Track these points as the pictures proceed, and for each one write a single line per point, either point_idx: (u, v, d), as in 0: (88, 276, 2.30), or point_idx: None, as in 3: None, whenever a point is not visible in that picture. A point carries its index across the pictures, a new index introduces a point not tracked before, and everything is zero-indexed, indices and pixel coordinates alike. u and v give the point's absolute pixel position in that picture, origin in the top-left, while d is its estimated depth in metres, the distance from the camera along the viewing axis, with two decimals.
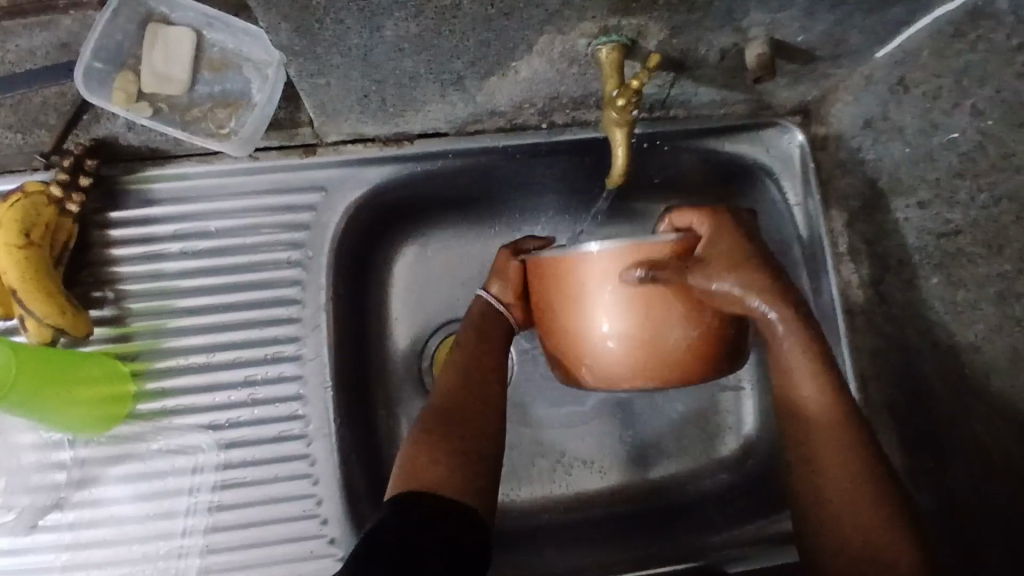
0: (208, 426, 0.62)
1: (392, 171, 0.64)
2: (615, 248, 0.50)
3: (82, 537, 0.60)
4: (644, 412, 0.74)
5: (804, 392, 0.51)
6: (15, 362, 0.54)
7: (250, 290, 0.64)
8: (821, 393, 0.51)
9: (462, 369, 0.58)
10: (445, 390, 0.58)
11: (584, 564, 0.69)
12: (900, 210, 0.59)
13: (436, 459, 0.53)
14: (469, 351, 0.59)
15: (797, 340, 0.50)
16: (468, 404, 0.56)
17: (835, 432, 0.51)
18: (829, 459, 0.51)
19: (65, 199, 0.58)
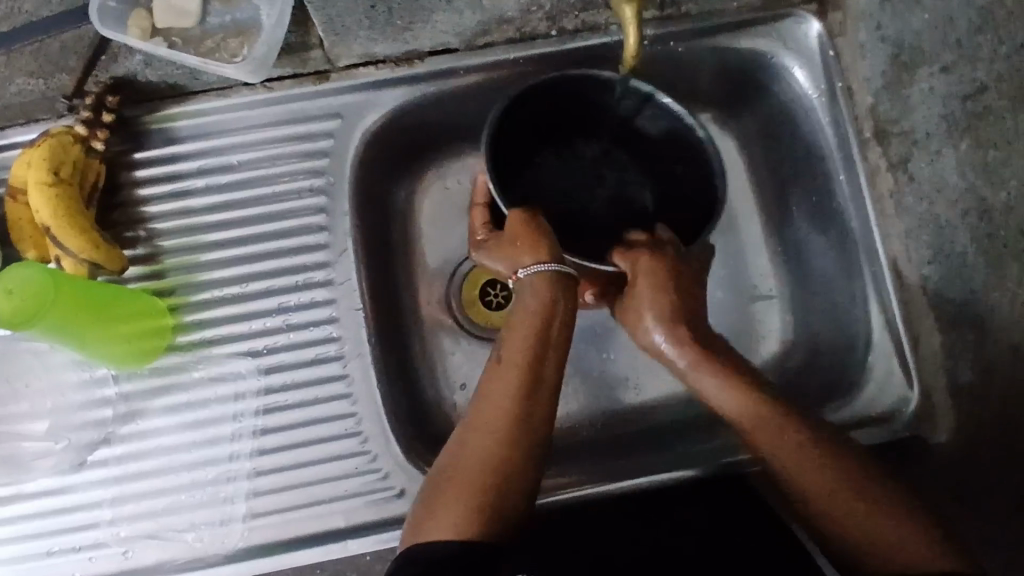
0: (247, 353, 0.63)
1: (404, 93, 0.65)
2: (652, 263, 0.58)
3: (130, 470, 0.61)
4: None
5: (730, 406, 0.56)
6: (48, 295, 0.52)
7: (276, 221, 0.65)
8: (738, 401, 0.55)
9: (518, 371, 0.53)
10: (494, 393, 0.53)
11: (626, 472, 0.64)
12: (924, 80, 0.58)
13: (498, 472, 0.50)
14: (522, 350, 0.53)
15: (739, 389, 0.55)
16: (518, 410, 0.52)
17: (816, 451, 0.53)
18: (804, 461, 0.53)
19: (91, 137, 0.59)
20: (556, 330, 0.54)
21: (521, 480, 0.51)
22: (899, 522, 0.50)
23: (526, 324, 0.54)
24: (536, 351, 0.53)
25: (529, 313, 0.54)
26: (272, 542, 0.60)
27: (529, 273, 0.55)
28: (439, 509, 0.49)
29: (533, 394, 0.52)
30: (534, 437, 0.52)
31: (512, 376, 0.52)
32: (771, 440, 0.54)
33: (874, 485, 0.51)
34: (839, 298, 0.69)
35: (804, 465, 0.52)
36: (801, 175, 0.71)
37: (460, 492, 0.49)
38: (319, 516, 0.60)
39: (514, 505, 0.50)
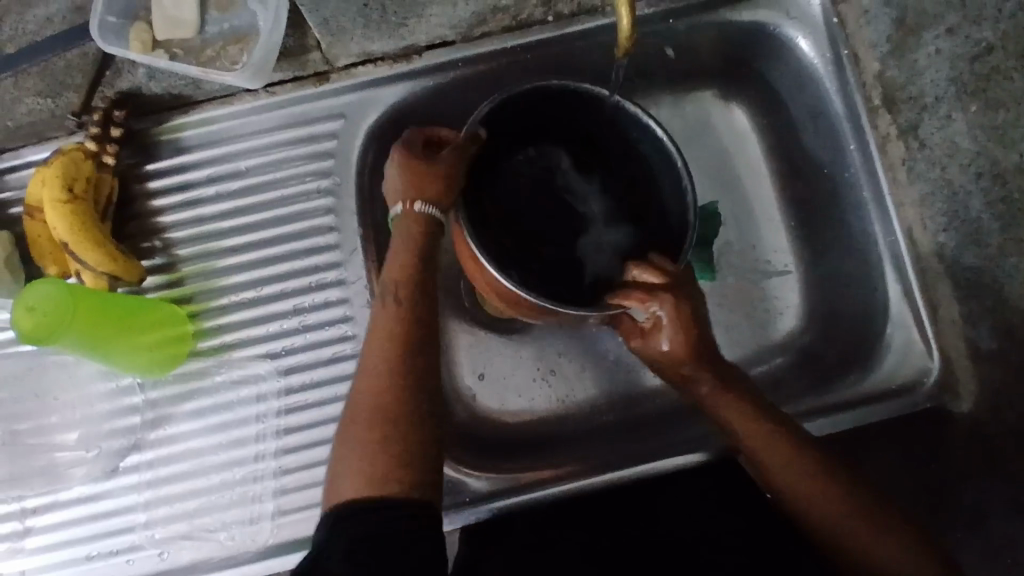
0: (265, 356, 0.64)
1: (408, 88, 0.65)
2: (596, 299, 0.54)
3: (161, 474, 0.62)
4: None
5: (783, 469, 0.54)
6: (64, 318, 0.54)
7: (286, 224, 0.66)
8: (778, 454, 0.55)
9: (389, 341, 0.53)
10: (371, 364, 0.53)
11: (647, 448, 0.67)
12: (929, 42, 0.57)
13: (383, 443, 0.50)
14: (379, 327, 0.54)
15: (725, 399, 0.57)
16: (401, 381, 0.52)
17: (811, 465, 0.54)
18: (807, 483, 0.54)
19: (101, 152, 0.60)
20: (417, 295, 0.56)
21: (407, 443, 0.50)
22: (886, 531, 0.52)
23: (383, 290, 0.55)
24: (412, 317, 0.55)
25: (392, 286, 0.55)
26: (300, 538, 0.61)
27: (416, 211, 0.55)
28: (330, 485, 0.50)
29: (409, 360, 0.53)
30: (420, 401, 0.52)
31: (387, 345, 0.53)
32: (796, 481, 0.54)
33: (846, 481, 0.54)
34: (855, 269, 0.68)
35: (796, 479, 0.54)
36: (813, 147, 0.70)
37: (353, 464, 0.50)
38: None
39: (417, 468, 0.50)
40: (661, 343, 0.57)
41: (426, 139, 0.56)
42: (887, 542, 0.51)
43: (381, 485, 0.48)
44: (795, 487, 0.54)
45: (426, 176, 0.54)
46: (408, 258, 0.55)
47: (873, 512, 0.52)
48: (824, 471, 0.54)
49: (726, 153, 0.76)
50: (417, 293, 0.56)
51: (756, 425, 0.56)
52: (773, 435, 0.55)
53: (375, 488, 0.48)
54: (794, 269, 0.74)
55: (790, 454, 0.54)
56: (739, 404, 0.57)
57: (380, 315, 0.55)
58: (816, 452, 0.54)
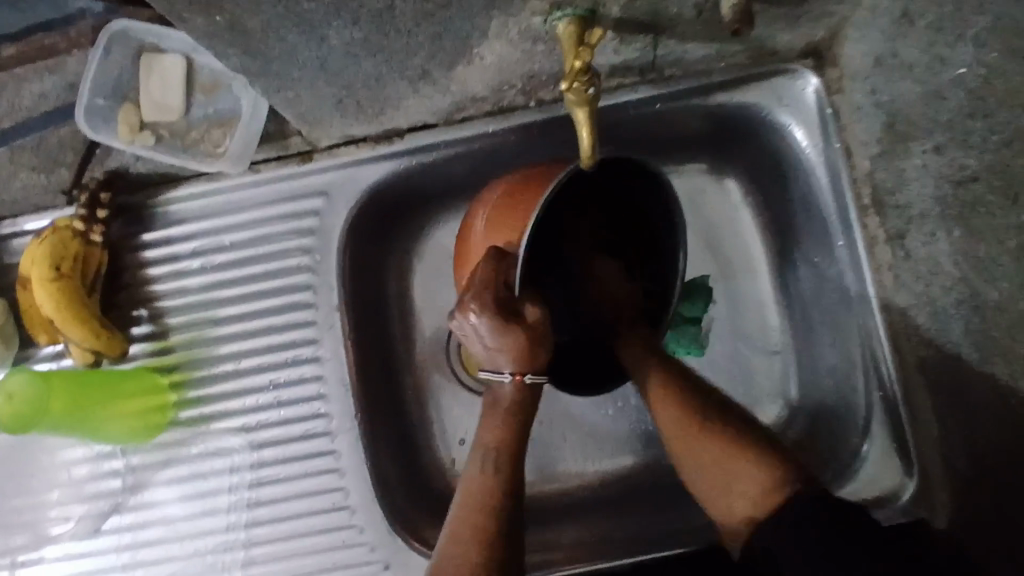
0: (240, 429, 0.66)
1: (389, 167, 0.65)
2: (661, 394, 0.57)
3: (137, 538, 0.65)
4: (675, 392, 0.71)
5: (678, 437, 0.56)
6: (39, 408, 0.58)
7: (269, 298, 0.67)
8: (707, 476, 0.54)
9: (485, 483, 0.52)
10: (466, 512, 0.51)
11: (622, 533, 0.66)
12: (918, 155, 0.55)
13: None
14: (473, 489, 0.52)
15: (668, 402, 0.57)
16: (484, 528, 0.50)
17: (716, 446, 0.54)
18: (710, 466, 0.54)
19: (89, 232, 0.63)
20: (513, 444, 0.54)
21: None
22: (759, 482, 0.51)
23: (469, 481, 0.53)
24: (503, 462, 0.53)
25: (485, 431, 0.55)
26: None
27: (532, 380, 0.54)
28: None
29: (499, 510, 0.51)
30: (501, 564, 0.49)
31: (481, 497, 0.52)
32: (699, 448, 0.54)
33: (757, 461, 0.52)
34: (840, 365, 0.65)
35: (723, 466, 0.53)
36: (805, 235, 0.67)
37: None
38: None
39: None
40: (647, 379, 0.58)
41: (499, 298, 0.51)
42: (754, 486, 0.51)
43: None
44: (713, 486, 0.54)
45: (533, 339, 0.52)
46: (512, 420, 0.54)
47: (760, 464, 0.52)
48: (733, 445, 0.53)
49: (718, 227, 0.73)
50: (509, 451, 0.54)
51: (663, 391, 0.57)
52: (714, 445, 0.54)
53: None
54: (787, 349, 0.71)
55: (699, 430, 0.55)
56: (677, 408, 0.57)
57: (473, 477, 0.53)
58: (724, 424, 0.55)
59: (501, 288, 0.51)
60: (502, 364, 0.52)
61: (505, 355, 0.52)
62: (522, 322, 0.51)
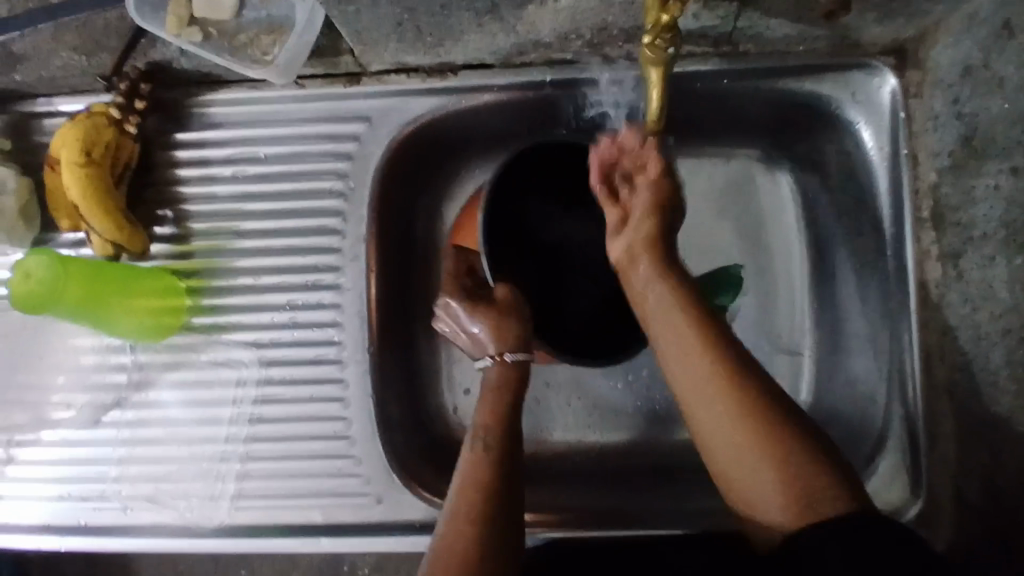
0: (251, 343, 0.65)
1: (438, 103, 0.63)
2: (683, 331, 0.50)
3: (136, 435, 0.65)
4: None
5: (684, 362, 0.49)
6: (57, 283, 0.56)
7: (295, 217, 0.66)
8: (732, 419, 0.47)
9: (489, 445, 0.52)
10: (471, 464, 0.51)
11: (600, 506, 0.65)
12: (991, 174, 0.53)
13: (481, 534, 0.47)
14: (488, 439, 0.52)
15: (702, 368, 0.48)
16: (489, 501, 0.49)
17: (724, 384, 0.48)
18: (746, 446, 0.47)
19: (125, 121, 0.61)
20: (511, 429, 0.54)
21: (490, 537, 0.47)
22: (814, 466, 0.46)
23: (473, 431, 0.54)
24: (505, 444, 0.53)
25: (484, 414, 0.54)
26: (253, 524, 0.63)
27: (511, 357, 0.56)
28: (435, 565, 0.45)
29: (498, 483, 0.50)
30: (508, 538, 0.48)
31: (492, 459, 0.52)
32: (712, 386, 0.48)
33: (746, 421, 0.47)
34: (862, 375, 0.64)
35: (691, 353, 0.49)
36: (851, 240, 0.65)
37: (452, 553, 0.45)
38: (299, 508, 0.63)
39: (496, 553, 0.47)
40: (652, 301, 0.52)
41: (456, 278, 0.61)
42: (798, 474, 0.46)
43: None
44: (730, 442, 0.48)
45: (503, 317, 0.57)
46: (503, 407, 0.55)
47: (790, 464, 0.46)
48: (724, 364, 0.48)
49: (760, 219, 0.71)
50: (505, 438, 0.53)
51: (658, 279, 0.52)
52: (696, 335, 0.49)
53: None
54: (808, 353, 0.70)
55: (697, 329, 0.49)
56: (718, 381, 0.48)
57: (473, 451, 0.52)
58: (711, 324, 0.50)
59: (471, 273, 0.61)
60: (480, 347, 0.58)
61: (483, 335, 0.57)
62: (488, 303, 0.58)
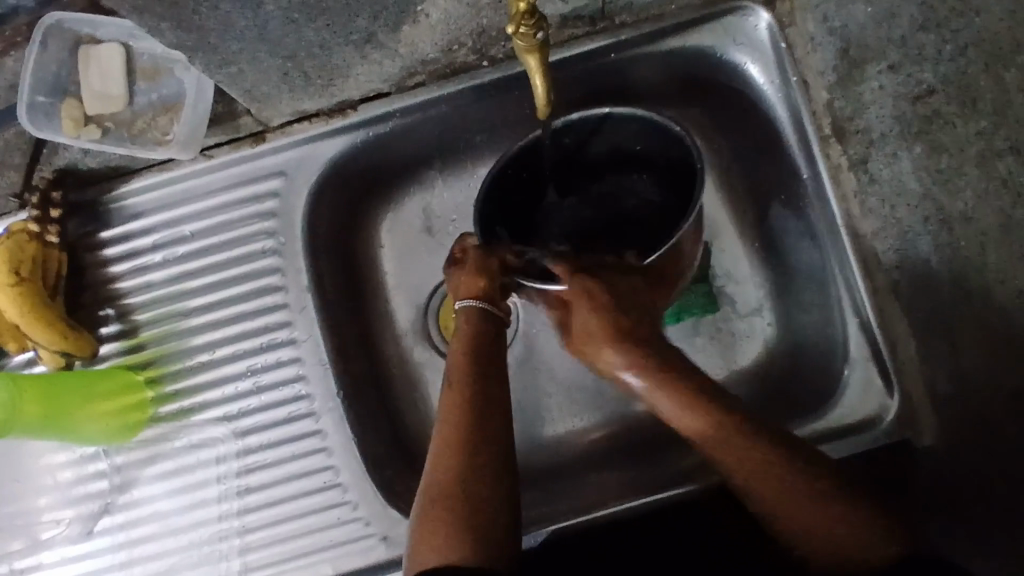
0: (223, 418, 0.65)
1: (346, 141, 0.64)
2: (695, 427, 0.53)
3: (132, 536, 0.65)
4: None
5: (682, 423, 0.54)
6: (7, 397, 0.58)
7: (236, 284, 0.66)
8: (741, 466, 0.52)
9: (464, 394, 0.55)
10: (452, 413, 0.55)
11: (600, 487, 0.66)
12: (874, 77, 0.54)
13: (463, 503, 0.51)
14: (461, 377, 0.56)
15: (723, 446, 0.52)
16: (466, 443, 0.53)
17: (713, 440, 0.52)
18: (748, 477, 0.51)
19: (44, 232, 0.61)
20: (482, 360, 0.57)
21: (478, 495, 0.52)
22: (842, 506, 0.49)
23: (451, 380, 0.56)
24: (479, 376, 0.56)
25: (453, 366, 0.57)
26: None
27: (465, 306, 0.58)
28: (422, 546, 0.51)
29: (466, 452, 0.53)
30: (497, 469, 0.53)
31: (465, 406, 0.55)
32: (711, 441, 0.53)
33: (771, 474, 0.50)
34: (816, 297, 0.66)
35: (687, 420, 0.54)
36: (769, 173, 0.67)
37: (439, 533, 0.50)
38: (307, 565, 0.63)
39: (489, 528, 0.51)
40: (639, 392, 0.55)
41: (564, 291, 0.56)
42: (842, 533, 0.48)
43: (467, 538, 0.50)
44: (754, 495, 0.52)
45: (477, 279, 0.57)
46: (473, 348, 0.57)
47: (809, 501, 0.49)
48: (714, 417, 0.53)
49: None
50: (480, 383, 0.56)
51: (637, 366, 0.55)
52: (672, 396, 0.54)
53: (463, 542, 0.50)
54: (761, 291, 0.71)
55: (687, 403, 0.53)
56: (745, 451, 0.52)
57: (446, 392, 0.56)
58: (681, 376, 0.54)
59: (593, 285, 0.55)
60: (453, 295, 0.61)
61: (456, 281, 0.59)
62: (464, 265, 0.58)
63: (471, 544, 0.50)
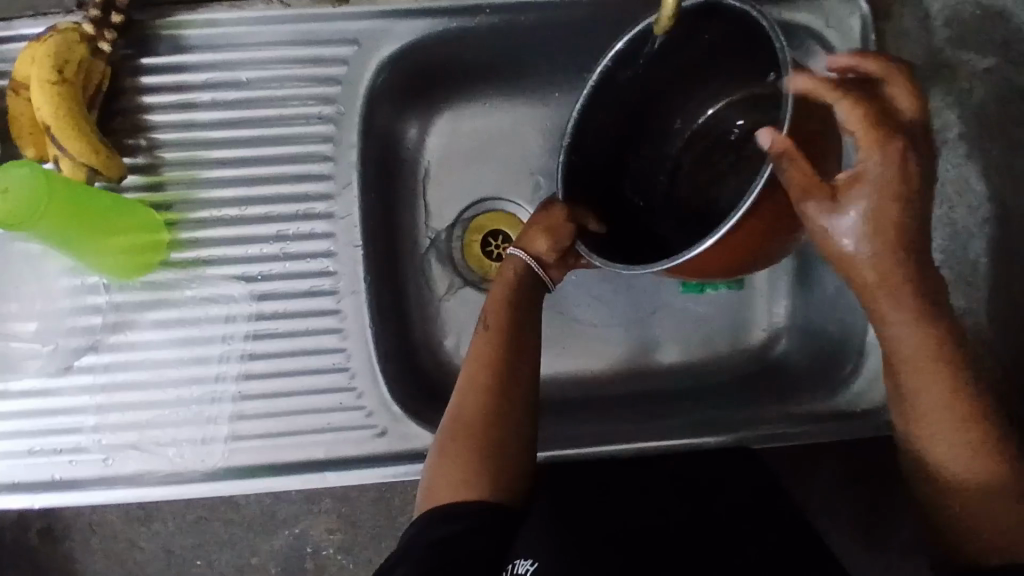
0: (240, 277, 0.63)
1: (428, 25, 0.62)
2: (940, 388, 0.46)
3: (116, 380, 0.61)
4: (658, 322, 0.72)
5: (903, 345, 0.45)
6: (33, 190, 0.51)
7: (281, 145, 0.63)
8: (943, 424, 0.46)
9: (492, 336, 0.54)
10: (481, 355, 0.53)
11: (599, 426, 0.67)
12: None
13: (494, 446, 0.50)
14: (499, 319, 0.54)
15: (958, 422, 0.46)
16: (488, 394, 0.51)
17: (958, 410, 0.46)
18: (964, 451, 0.46)
19: (98, 38, 0.57)
20: (515, 317, 0.55)
21: (508, 439, 0.50)
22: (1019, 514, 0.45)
23: (489, 318, 0.55)
24: (511, 330, 0.54)
25: (489, 310, 0.55)
26: (248, 466, 0.60)
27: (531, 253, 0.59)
28: (440, 482, 0.49)
29: (499, 395, 0.51)
30: (516, 433, 0.51)
31: (497, 349, 0.53)
32: (954, 411, 0.46)
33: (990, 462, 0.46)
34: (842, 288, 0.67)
35: (931, 380, 0.46)
36: None
37: (460, 469, 0.49)
38: (299, 445, 0.61)
39: (508, 475, 0.50)
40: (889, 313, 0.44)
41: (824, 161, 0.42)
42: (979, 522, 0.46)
43: (463, 486, 0.48)
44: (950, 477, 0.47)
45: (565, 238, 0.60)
46: (507, 298, 0.55)
47: (997, 496, 0.46)
48: (952, 380, 0.45)
49: None
50: (514, 321, 0.54)
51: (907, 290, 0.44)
52: (925, 329, 0.45)
53: (458, 489, 0.48)
54: (777, 283, 0.72)
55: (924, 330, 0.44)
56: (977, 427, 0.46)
57: (478, 337, 0.54)
58: (927, 287, 0.44)
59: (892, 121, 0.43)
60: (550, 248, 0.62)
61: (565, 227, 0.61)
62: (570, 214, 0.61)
63: (489, 483, 0.49)
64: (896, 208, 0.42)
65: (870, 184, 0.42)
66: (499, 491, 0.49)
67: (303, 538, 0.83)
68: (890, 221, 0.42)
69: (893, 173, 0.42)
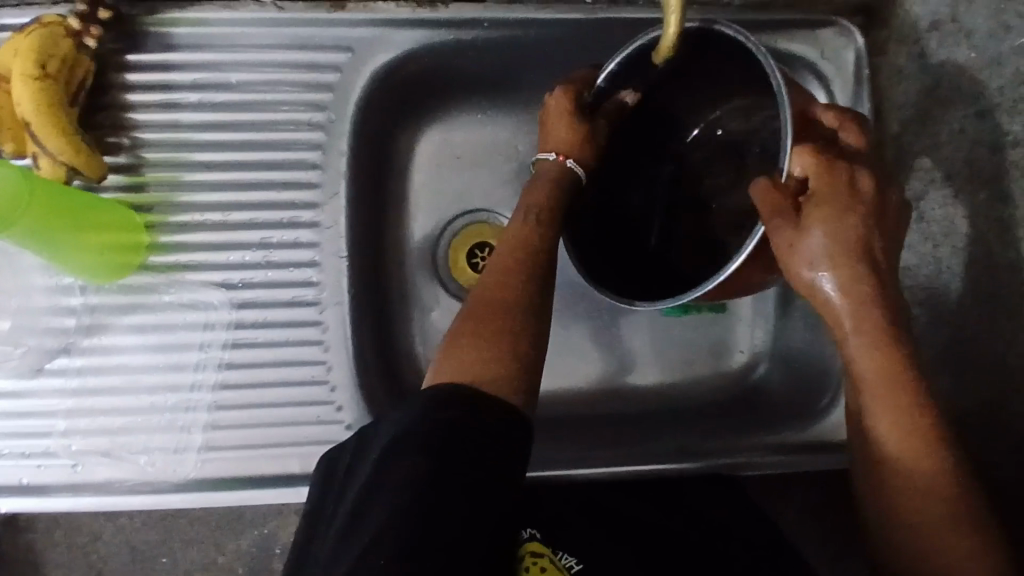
0: (220, 284, 0.61)
1: (425, 36, 0.61)
2: (903, 412, 0.46)
3: (88, 384, 0.60)
4: (640, 343, 0.72)
5: (863, 362, 0.47)
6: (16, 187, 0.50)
7: (268, 150, 0.62)
8: (904, 444, 0.46)
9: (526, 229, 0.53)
10: (513, 246, 0.52)
11: (578, 447, 0.67)
12: (956, 120, 0.57)
13: (512, 330, 0.48)
14: (540, 215, 0.54)
15: (922, 447, 0.46)
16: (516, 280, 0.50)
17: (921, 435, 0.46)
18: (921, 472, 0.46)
19: (84, 33, 0.55)
20: (550, 215, 0.54)
21: (525, 328, 0.48)
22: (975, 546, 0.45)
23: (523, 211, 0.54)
24: (547, 226, 0.54)
25: (530, 203, 0.55)
26: (221, 477, 0.59)
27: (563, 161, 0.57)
28: (454, 352, 0.47)
29: (525, 282, 0.50)
30: (532, 324, 0.49)
31: (531, 242, 0.53)
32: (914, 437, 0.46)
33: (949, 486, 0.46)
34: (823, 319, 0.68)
35: (892, 404, 0.46)
36: None
37: (476, 341, 0.47)
38: (273, 457, 0.60)
39: (518, 357, 0.47)
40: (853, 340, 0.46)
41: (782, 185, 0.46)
42: (946, 540, 0.45)
43: (476, 356, 0.46)
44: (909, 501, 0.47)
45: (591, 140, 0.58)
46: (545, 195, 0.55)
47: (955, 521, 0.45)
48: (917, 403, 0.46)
49: None
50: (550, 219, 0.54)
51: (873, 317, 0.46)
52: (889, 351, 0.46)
53: (469, 359, 0.46)
54: (757, 310, 0.72)
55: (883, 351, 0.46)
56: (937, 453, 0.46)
57: (515, 228, 0.54)
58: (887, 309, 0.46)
59: (836, 150, 0.48)
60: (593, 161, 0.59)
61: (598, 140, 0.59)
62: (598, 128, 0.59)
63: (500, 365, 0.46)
64: (856, 222, 0.45)
65: (826, 203, 0.46)
66: (506, 373, 0.45)
67: (270, 540, 0.82)
68: (850, 235, 0.45)
69: (841, 191, 0.46)
